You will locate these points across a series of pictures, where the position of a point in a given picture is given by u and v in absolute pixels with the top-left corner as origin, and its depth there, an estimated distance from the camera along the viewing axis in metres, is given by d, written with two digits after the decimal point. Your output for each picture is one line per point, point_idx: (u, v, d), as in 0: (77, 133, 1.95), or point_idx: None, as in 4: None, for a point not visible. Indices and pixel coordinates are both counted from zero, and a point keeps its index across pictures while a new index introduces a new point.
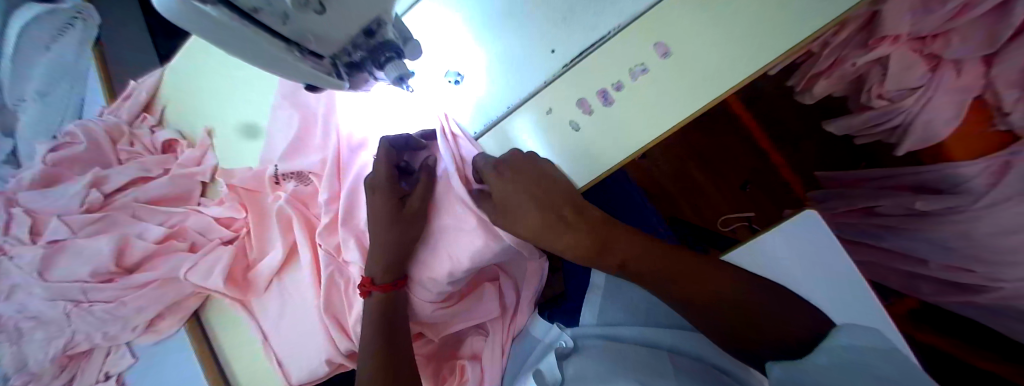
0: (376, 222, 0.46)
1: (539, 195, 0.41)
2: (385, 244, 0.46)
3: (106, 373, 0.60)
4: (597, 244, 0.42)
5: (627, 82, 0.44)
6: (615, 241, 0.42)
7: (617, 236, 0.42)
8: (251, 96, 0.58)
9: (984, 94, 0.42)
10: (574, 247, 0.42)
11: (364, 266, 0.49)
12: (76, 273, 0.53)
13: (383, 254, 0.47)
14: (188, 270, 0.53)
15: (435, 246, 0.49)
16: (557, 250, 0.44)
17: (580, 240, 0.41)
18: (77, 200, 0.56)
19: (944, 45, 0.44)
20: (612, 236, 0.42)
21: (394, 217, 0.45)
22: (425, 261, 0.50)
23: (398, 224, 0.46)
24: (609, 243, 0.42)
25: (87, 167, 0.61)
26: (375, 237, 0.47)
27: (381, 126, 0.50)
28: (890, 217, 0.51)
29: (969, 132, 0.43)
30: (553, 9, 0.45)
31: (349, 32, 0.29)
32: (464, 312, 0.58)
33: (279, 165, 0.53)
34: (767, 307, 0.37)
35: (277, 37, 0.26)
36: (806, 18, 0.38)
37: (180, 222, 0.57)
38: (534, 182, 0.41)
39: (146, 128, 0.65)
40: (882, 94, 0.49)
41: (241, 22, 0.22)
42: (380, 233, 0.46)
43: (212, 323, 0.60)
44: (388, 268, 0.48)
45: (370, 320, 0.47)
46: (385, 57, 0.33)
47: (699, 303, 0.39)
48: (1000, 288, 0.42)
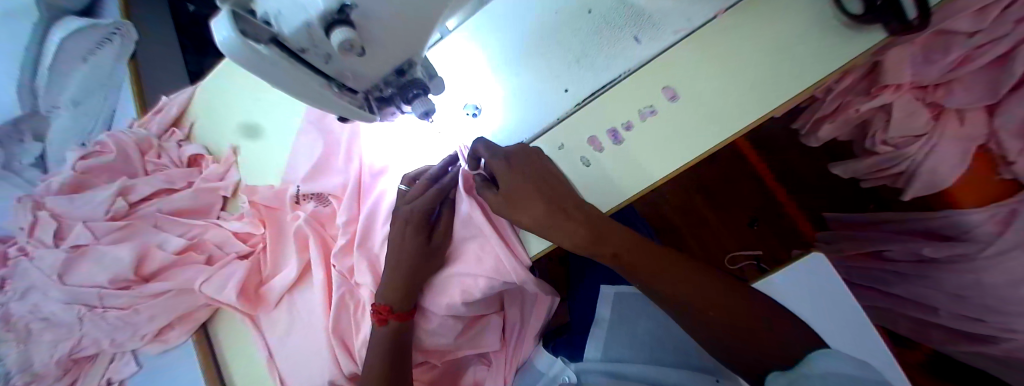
0: (405, 252, 0.46)
1: (542, 185, 0.42)
2: (407, 274, 0.47)
3: (108, 379, 0.61)
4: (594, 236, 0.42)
5: (637, 121, 0.46)
6: (612, 235, 0.43)
7: (612, 232, 0.43)
8: (279, 119, 0.61)
9: (988, 143, 0.54)
10: (573, 237, 0.42)
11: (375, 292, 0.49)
12: (95, 279, 0.55)
13: (401, 284, 0.47)
14: (203, 281, 0.54)
15: (451, 279, 0.48)
16: (555, 241, 0.43)
17: (580, 227, 0.41)
18: (102, 207, 0.58)
19: (945, 94, 0.54)
20: (607, 231, 0.43)
21: (424, 250, 0.47)
22: (441, 294, 0.49)
23: (422, 255, 0.47)
24: (608, 238, 0.43)
25: (116, 175, 0.64)
26: (389, 261, 0.48)
27: (400, 155, 0.52)
28: (900, 264, 0.61)
29: (977, 177, 0.55)
30: (568, 51, 0.48)
31: (381, 71, 0.32)
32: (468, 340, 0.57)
33: (301, 186, 0.56)
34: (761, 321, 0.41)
35: (318, 74, 0.28)
36: (808, 68, 0.41)
37: (199, 235, 0.59)
38: (535, 177, 0.42)
39: (174, 142, 0.67)
40: (886, 141, 0.58)
41: (292, 62, 0.25)
42: (403, 261, 0.47)
43: (219, 336, 0.60)
44: (405, 299, 0.48)
45: (382, 345, 0.48)
46: (413, 93, 0.35)
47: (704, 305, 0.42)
48: (1013, 339, 0.50)
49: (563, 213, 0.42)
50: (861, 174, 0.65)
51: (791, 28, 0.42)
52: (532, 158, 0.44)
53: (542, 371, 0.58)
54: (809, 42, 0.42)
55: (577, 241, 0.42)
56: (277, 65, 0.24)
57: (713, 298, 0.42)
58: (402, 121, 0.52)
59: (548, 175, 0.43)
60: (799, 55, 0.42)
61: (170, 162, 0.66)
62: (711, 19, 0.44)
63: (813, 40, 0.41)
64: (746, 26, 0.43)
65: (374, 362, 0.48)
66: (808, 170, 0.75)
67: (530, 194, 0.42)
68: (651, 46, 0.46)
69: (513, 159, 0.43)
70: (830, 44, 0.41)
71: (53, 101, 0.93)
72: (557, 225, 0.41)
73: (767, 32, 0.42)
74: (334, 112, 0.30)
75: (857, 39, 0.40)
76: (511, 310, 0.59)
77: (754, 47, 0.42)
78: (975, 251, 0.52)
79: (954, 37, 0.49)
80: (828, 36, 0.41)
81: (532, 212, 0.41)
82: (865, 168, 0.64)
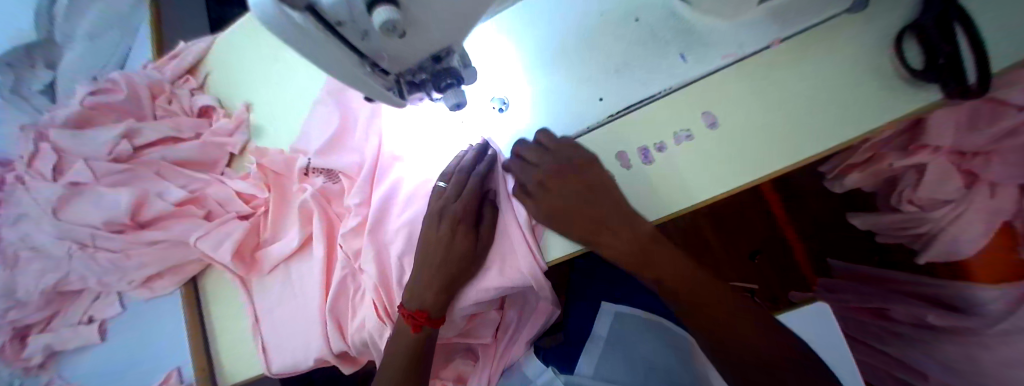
0: (450, 251, 0.44)
1: (586, 192, 0.42)
2: (444, 277, 0.45)
3: (90, 316, 0.60)
4: (637, 251, 0.41)
5: (671, 144, 0.44)
6: (655, 258, 0.42)
7: (659, 253, 0.42)
8: (299, 87, 0.60)
9: (1014, 219, 0.52)
10: (613, 250, 0.42)
11: (408, 294, 0.46)
12: (90, 218, 0.53)
13: (436, 284, 0.45)
14: (199, 237, 0.53)
15: (480, 282, 0.46)
16: (598, 249, 0.43)
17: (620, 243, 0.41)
18: (106, 147, 0.56)
19: (983, 163, 0.55)
20: (654, 252, 0.42)
21: (468, 251, 0.45)
22: (468, 295, 0.47)
23: (466, 256, 0.45)
24: (652, 255, 0.42)
25: (122, 116, 0.61)
26: (426, 258, 0.46)
27: (422, 144, 0.51)
28: (903, 323, 0.65)
29: (998, 252, 0.55)
30: (609, 58, 0.46)
31: (418, 57, 0.30)
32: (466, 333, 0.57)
33: (312, 159, 0.53)
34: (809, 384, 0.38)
35: (351, 51, 0.26)
36: (860, 111, 0.39)
37: (201, 189, 0.57)
38: (581, 185, 0.42)
39: (188, 89, 0.65)
40: (912, 199, 0.63)
41: (327, 35, 0.24)
42: (445, 263, 0.45)
43: (206, 295, 0.59)
44: (444, 304, 0.46)
45: (405, 344, 0.47)
46: (446, 82, 0.34)
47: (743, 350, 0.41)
48: None
49: (602, 229, 0.41)
50: (881, 229, 0.70)
51: (845, 70, 0.40)
52: (583, 164, 0.43)
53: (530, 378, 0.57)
54: (863, 85, 0.40)
55: (617, 253, 0.42)
56: (310, 36, 0.22)
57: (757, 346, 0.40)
58: (426, 107, 0.50)
59: (597, 183, 0.42)
60: (853, 98, 0.39)
61: (180, 111, 0.64)
62: (764, 47, 0.42)
63: (867, 84, 0.39)
64: (798, 61, 0.41)
65: (393, 359, 0.47)
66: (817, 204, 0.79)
67: (572, 200, 0.42)
68: (698, 66, 0.43)
69: (557, 162, 0.43)
70: (884, 93, 0.39)
71: (68, 32, 0.89)
72: (598, 231, 0.42)
73: (818, 70, 0.41)
74: (364, 94, 0.29)
75: (912, 92, 0.38)
76: (510, 311, 0.57)
77: (802, 86, 0.41)
78: (984, 325, 0.55)
79: (1002, 109, 0.50)
80: (883, 86, 0.39)
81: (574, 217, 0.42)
82: (886, 222, 0.69)
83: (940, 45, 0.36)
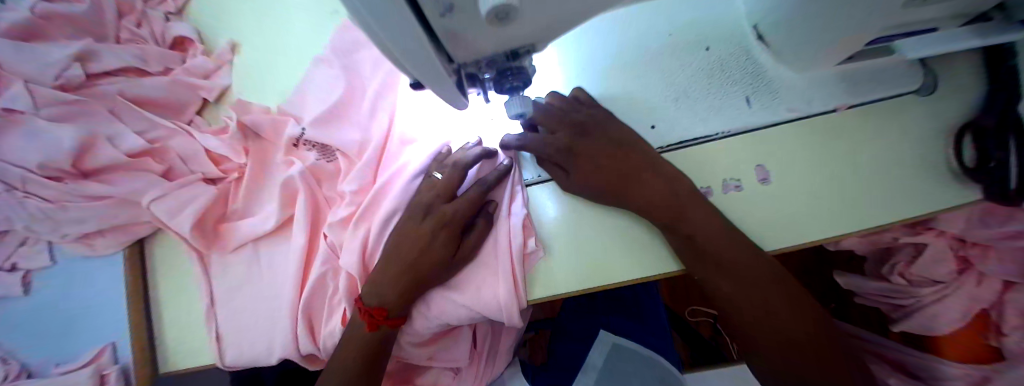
0: (425, 252, 0.40)
1: (615, 148, 0.40)
2: (406, 284, 0.40)
3: (12, 263, 0.51)
4: (670, 207, 0.37)
5: (718, 192, 0.40)
6: (689, 215, 0.37)
7: (694, 210, 0.37)
8: (294, 34, 0.52)
9: (990, 310, 0.58)
10: (644, 200, 0.38)
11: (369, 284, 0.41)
12: (22, 154, 0.44)
13: (402, 282, 0.41)
14: (155, 198, 0.44)
15: (449, 298, 0.41)
16: (625, 198, 0.39)
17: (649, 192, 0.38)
18: (51, 69, 0.46)
19: (980, 253, 0.55)
20: (688, 209, 0.37)
21: (444, 259, 0.40)
22: (435, 305, 0.42)
23: (440, 265, 0.40)
24: (685, 216, 0.37)
25: (82, 35, 0.50)
26: (394, 257, 0.41)
27: (438, 130, 0.46)
28: None
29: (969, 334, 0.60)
30: (670, 85, 0.42)
31: (494, 47, 0.26)
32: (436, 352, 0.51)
33: (306, 129, 0.46)
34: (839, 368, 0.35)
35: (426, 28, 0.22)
36: (909, 198, 0.38)
37: (164, 139, 0.48)
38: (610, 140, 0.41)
39: (162, 13, 0.54)
40: (903, 273, 0.62)
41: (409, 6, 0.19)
42: (417, 262, 0.40)
43: (154, 263, 0.50)
44: (405, 304, 0.41)
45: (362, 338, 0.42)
46: (510, 85, 0.29)
47: (769, 327, 0.37)
48: None
49: (675, 208, 0.37)
50: (865, 292, 0.70)
51: (901, 153, 0.39)
52: (611, 122, 0.41)
53: None
54: (914, 171, 0.39)
55: (647, 204, 0.38)
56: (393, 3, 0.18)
57: (786, 324, 0.37)
58: None
59: (626, 139, 0.41)
60: (905, 184, 0.39)
61: (150, 38, 0.53)
62: (830, 110, 0.41)
63: (920, 173, 0.39)
64: (859, 130, 0.40)
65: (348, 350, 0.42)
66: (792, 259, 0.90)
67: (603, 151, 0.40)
68: (761, 114, 0.41)
69: (588, 116, 0.41)
70: (935, 186, 0.38)
71: None
72: (628, 178, 0.39)
73: (875, 146, 0.40)
74: (425, 78, 0.24)
75: (960, 189, 0.38)
76: (482, 325, 0.53)
77: (859, 160, 0.39)
78: None
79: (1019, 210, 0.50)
80: (933, 177, 0.38)
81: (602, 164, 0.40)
82: (869, 289, 0.69)
83: (991, 151, 0.35)
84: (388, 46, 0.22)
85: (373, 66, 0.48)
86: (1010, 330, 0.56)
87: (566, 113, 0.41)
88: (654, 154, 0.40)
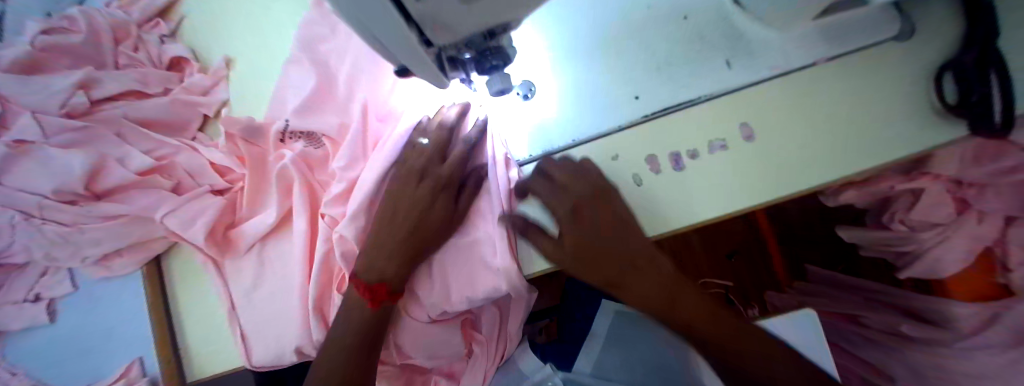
0: (423, 215, 0.43)
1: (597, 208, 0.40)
2: (399, 260, 0.43)
3: (36, 294, 0.53)
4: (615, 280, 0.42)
5: (703, 153, 0.42)
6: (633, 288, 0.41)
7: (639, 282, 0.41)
8: (273, 41, 0.53)
9: (994, 247, 0.60)
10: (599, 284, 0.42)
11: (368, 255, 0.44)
12: (37, 184, 0.46)
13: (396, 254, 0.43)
14: (166, 213, 0.46)
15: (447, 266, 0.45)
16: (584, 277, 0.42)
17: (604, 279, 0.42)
18: (56, 99, 0.47)
19: (976, 193, 0.57)
20: (631, 280, 0.41)
21: (442, 218, 0.43)
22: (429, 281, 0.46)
23: (437, 224, 0.43)
24: (631, 292, 0.42)
25: (77, 61, 0.52)
26: (384, 237, 0.43)
27: (424, 101, 0.48)
28: (874, 329, 0.77)
29: (977, 276, 0.61)
30: (649, 55, 0.43)
31: (471, 28, 0.26)
32: (438, 340, 0.53)
33: (290, 120, 0.48)
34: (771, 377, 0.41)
35: (403, 16, 0.23)
36: (896, 142, 0.38)
37: (171, 155, 0.50)
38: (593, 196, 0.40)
39: (156, 36, 0.56)
40: (904, 220, 0.62)
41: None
42: (416, 228, 0.43)
43: (173, 277, 0.52)
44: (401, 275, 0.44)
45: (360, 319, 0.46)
46: (492, 64, 0.30)
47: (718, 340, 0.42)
48: None
49: (636, 260, 0.41)
50: (874, 244, 0.71)
51: (886, 99, 0.39)
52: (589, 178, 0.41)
53: (527, 374, 0.58)
54: (898, 114, 0.39)
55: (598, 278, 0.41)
56: None
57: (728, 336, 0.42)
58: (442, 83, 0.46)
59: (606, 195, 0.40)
60: (891, 130, 0.39)
61: (146, 61, 0.54)
62: (808, 64, 0.41)
63: (906, 118, 0.39)
64: (842, 79, 0.41)
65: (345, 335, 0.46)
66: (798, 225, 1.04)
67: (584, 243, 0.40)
68: (742, 74, 0.42)
69: (571, 186, 0.40)
70: (924, 127, 0.38)
71: None
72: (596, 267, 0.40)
73: (857, 95, 0.40)
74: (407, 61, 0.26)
75: (945, 128, 0.38)
76: (488, 310, 0.55)
77: (842, 110, 0.40)
78: (953, 339, 0.65)
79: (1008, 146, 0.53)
80: (919, 116, 0.39)
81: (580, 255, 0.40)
82: (877, 240, 0.70)
83: (974, 86, 0.35)
84: (369, 28, 0.23)
85: (343, 57, 0.49)
86: (1016, 265, 0.58)
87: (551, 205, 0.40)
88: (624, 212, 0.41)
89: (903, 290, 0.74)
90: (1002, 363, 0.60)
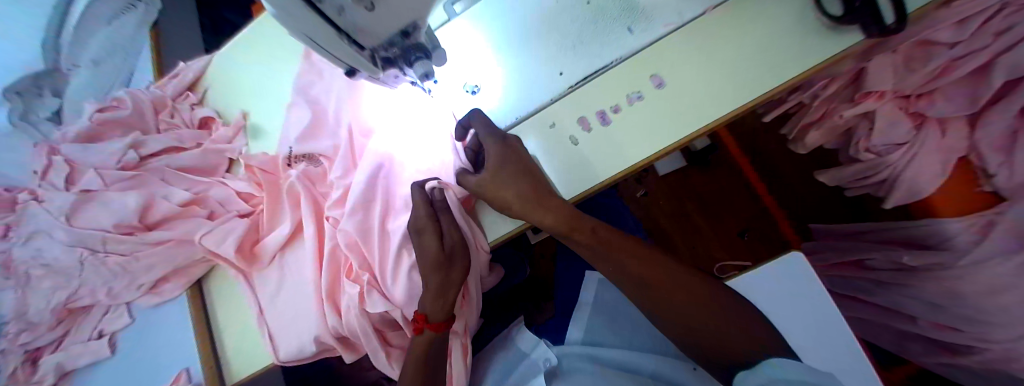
0: (428, 255, 0.47)
1: (527, 173, 0.46)
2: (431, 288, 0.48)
3: (100, 330, 0.63)
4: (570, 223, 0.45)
5: (625, 106, 0.49)
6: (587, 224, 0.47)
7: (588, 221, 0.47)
8: (276, 90, 0.66)
9: (970, 155, 0.60)
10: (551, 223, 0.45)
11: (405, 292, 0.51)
12: (100, 223, 0.58)
13: (429, 294, 0.49)
14: (204, 233, 0.56)
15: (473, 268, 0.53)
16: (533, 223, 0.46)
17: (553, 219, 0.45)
18: (114, 157, 0.61)
19: (929, 104, 0.59)
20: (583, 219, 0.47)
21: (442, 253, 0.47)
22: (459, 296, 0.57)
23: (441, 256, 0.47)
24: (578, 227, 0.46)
25: (128, 130, 0.67)
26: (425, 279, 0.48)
27: (398, 115, 0.56)
28: (882, 272, 0.72)
29: (961, 188, 0.61)
30: (566, 38, 0.52)
31: (387, 30, 0.37)
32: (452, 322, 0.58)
33: (293, 147, 0.59)
34: (723, 318, 0.45)
35: (331, 24, 0.33)
36: (784, 63, 0.44)
37: (204, 191, 0.61)
38: (522, 164, 0.46)
39: (188, 105, 0.70)
40: (869, 148, 0.65)
41: (310, 11, 0.30)
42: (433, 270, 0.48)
43: (212, 295, 0.61)
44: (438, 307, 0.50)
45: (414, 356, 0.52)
46: (415, 56, 0.41)
47: (667, 288, 0.46)
48: (989, 348, 0.60)
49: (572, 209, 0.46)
50: (847, 180, 0.73)
51: (773, 26, 0.45)
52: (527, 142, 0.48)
53: (525, 351, 0.61)
54: (783, 36, 0.45)
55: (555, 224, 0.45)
56: (296, 9, 0.29)
57: (680, 285, 0.46)
58: (405, 90, 0.56)
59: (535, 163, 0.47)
60: (779, 53, 0.45)
61: (182, 124, 0.69)
62: (698, 14, 0.48)
63: (793, 39, 0.44)
64: (731, 20, 0.46)
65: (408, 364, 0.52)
66: (799, 183, 0.95)
67: (517, 182, 0.45)
68: (643, 37, 0.50)
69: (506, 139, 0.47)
70: (811, 43, 0.44)
71: (75, 60, 0.91)
72: (538, 204, 0.45)
73: (742, 27, 0.46)
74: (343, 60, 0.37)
75: (831, 40, 0.43)
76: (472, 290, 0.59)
77: (733, 45, 0.46)
78: (955, 258, 0.61)
79: (936, 48, 0.55)
80: (809, 35, 0.44)
81: (517, 190, 0.45)
82: (850, 176, 0.72)
83: None
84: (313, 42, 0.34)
85: (329, 92, 0.60)
86: (996, 169, 0.57)
87: (497, 152, 0.45)
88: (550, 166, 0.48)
89: (895, 222, 0.71)
90: (1013, 268, 0.56)
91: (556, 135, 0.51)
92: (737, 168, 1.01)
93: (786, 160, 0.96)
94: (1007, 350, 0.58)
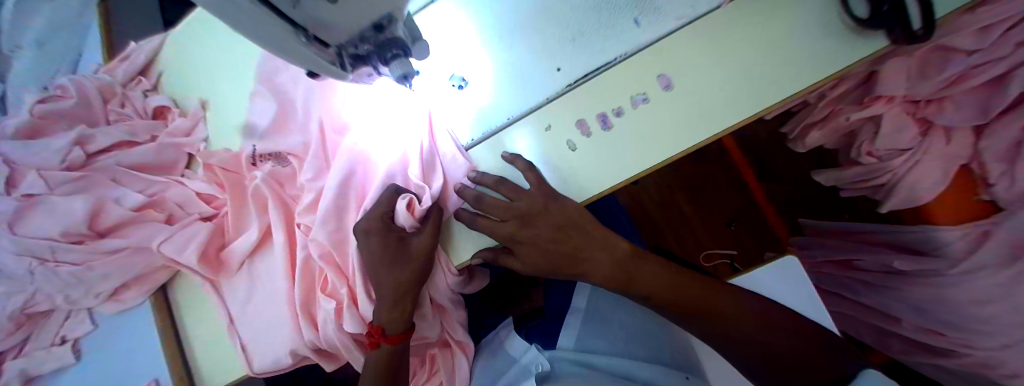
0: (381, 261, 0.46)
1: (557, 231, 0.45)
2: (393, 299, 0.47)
3: (62, 337, 0.58)
4: (619, 274, 0.47)
5: (628, 109, 0.45)
6: (638, 275, 0.48)
7: (640, 270, 0.48)
8: (237, 76, 0.59)
9: (970, 163, 0.58)
10: (602, 278, 0.48)
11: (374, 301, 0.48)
12: (47, 230, 0.53)
13: (389, 297, 0.46)
14: (161, 241, 0.52)
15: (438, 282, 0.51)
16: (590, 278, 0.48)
17: (607, 269, 0.47)
18: (58, 155, 0.55)
19: (937, 110, 0.56)
20: (635, 270, 0.48)
21: (397, 255, 0.46)
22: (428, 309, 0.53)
23: (395, 263, 0.46)
24: (632, 274, 0.48)
25: (73, 123, 0.60)
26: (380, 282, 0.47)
27: (376, 110, 0.51)
28: (873, 273, 0.71)
29: (959, 196, 0.59)
30: (564, 28, 0.47)
31: (354, 25, 0.32)
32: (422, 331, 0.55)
33: (256, 145, 0.53)
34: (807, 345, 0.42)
35: (284, 20, 0.28)
36: (805, 68, 0.40)
37: (160, 192, 0.57)
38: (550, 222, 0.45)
39: (140, 91, 0.63)
40: (871, 152, 0.62)
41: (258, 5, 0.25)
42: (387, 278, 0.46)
43: (179, 303, 0.57)
44: (397, 314, 0.47)
45: (379, 356, 0.49)
46: (392, 53, 0.35)
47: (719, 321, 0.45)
48: (971, 354, 0.60)
49: (624, 274, 0.48)
50: (845, 182, 0.71)
51: (792, 23, 0.41)
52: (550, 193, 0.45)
53: (516, 357, 0.58)
54: (805, 35, 0.40)
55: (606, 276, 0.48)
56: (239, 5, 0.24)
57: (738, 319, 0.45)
58: (382, 84, 0.50)
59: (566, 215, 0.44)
60: (799, 54, 0.41)
61: (134, 113, 0.62)
62: (712, 8, 0.43)
63: (815, 39, 0.40)
64: (747, 17, 0.42)
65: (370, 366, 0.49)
66: (785, 172, 0.92)
67: (548, 228, 0.45)
68: (650, 30, 0.45)
69: (512, 189, 0.45)
70: (835, 47, 0.40)
71: (16, 41, 0.87)
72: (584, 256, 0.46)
73: (761, 25, 0.41)
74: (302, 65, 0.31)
75: (855, 45, 0.39)
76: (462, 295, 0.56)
77: (749, 43, 0.42)
78: (944, 267, 0.61)
79: (953, 54, 0.51)
80: (831, 40, 0.40)
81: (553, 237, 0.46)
82: (848, 177, 0.69)
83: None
84: None
85: (296, 83, 0.54)
86: (996, 179, 0.55)
87: (508, 208, 0.45)
88: (579, 217, 0.45)
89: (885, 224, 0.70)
90: (998, 283, 0.56)
91: (551, 145, 0.47)
92: (727, 159, 0.98)
93: (776, 148, 0.92)
94: (988, 357, 0.58)
